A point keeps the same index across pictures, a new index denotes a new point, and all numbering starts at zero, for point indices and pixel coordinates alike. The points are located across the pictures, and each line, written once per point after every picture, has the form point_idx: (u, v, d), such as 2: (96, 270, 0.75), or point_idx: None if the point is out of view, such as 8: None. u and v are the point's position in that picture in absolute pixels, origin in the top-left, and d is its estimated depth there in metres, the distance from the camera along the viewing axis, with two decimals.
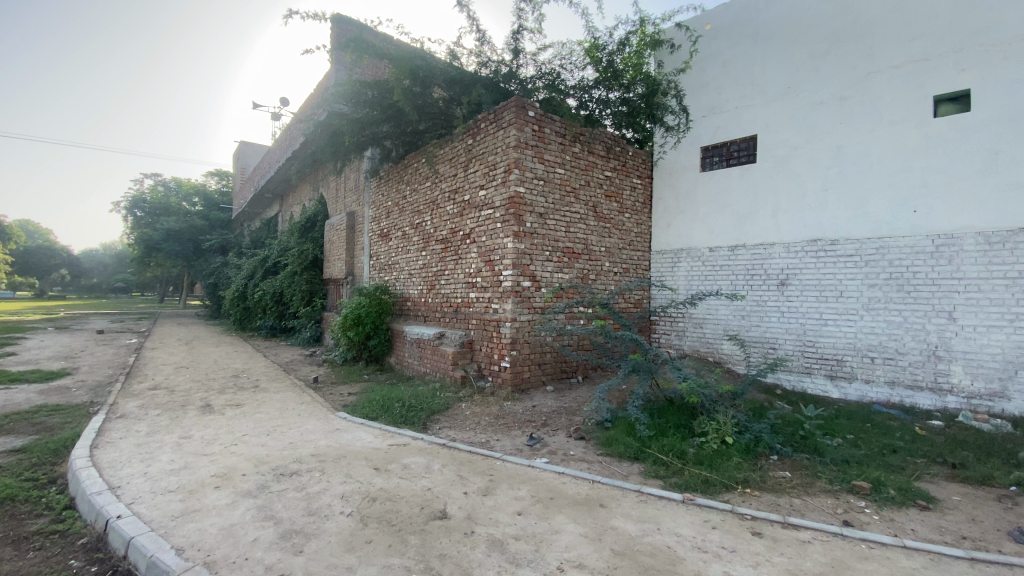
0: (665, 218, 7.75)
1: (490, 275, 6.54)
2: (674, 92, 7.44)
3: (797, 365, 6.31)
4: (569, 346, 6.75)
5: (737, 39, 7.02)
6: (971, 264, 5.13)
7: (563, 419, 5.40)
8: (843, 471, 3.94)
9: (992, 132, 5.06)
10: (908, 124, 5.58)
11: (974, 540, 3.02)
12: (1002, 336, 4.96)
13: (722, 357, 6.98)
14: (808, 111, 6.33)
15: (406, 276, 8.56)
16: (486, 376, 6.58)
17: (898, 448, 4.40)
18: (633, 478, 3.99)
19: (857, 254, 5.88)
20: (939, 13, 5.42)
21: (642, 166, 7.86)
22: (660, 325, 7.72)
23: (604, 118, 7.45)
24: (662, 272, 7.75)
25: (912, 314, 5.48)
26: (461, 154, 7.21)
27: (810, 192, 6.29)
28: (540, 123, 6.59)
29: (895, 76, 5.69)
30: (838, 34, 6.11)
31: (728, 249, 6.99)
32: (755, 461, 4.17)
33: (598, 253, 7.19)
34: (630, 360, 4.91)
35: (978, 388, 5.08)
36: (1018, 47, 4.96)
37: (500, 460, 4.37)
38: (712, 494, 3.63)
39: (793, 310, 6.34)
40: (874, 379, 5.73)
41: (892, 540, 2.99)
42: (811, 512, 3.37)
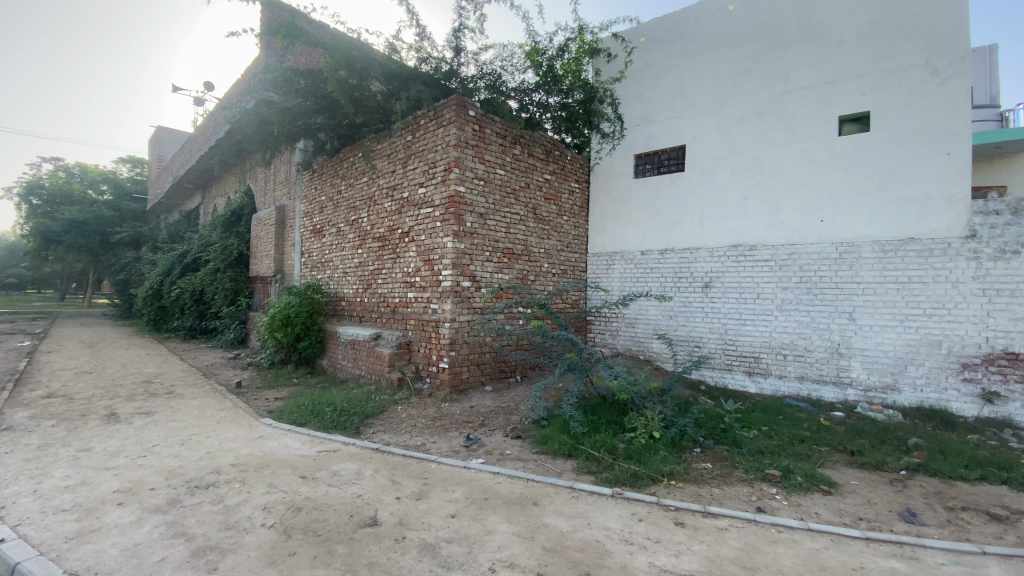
0: (601, 221, 7.99)
1: (428, 275, 6.44)
2: (610, 100, 7.72)
3: (719, 362, 6.71)
4: (508, 346, 6.79)
5: (669, 52, 7.36)
6: (868, 270, 5.69)
7: (500, 419, 5.41)
8: (757, 461, 4.23)
9: (886, 151, 5.65)
10: (817, 141, 6.09)
11: (868, 520, 3.34)
12: (893, 335, 5.54)
13: (652, 355, 7.29)
14: (732, 124, 6.75)
15: (340, 274, 8.24)
16: (424, 377, 6.47)
17: (806, 438, 4.79)
18: (566, 475, 4.06)
19: (772, 259, 6.34)
20: (844, 41, 5.97)
21: (580, 171, 8.07)
22: (595, 325, 7.94)
23: (544, 122, 7.55)
24: (598, 273, 7.98)
25: (819, 315, 5.98)
26: (400, 150, 7.06)
27: (732, 200, 6.70)
28: (480, 123, 6.56)
29: (807, 96, 6.19)
30: (758, 55, 6.57)
31: (659, 252, 7.31)
32: (680, 454, 4.38)
33: (537, 253, 7.28)
34: (566, 359, 4.99)
35: (873, 381, 5.65)
36: (910, 75, 5.54)
37: (434, 463, 4.31)
38: (640, 488, 3.78)
39: (716, 310, 6.74)
40: (785, 375, 6.20)
41: (798, 523, 3.25)
42: (729, 501, 3.59)
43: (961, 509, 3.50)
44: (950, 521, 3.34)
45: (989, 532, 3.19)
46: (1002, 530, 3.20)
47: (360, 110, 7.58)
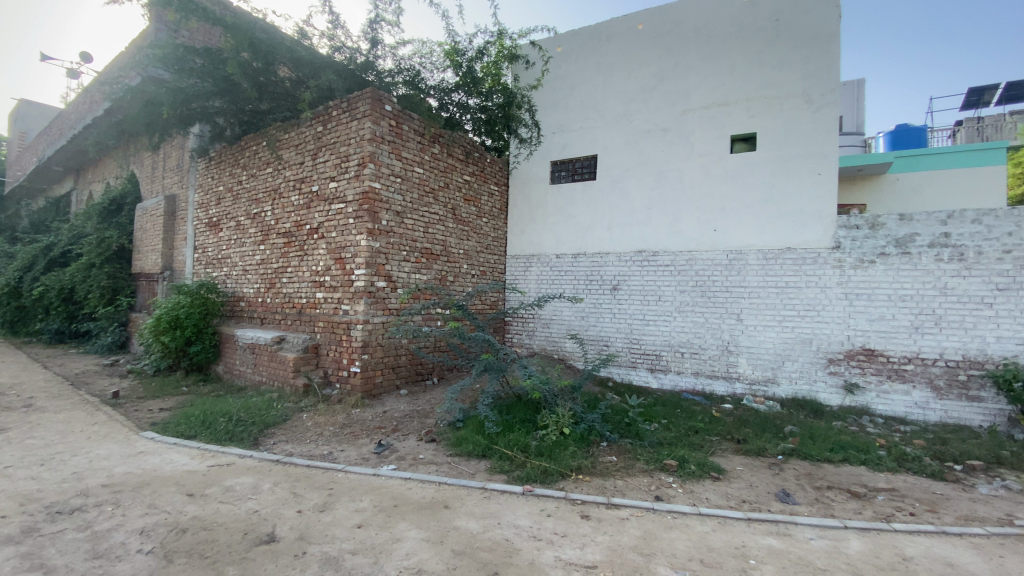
0: (519, 224, 8.12)
1: (339, 274, 6.15)
2: (528, 107, 7.87)
3: (626, 360, 7.09)
4: (424, 348, 6.68)
5: (583, 64, 7.66)
6: (754, 276, 6.32)
7: (414, 423, 5.30)
8: (657, 452, 4.52)
9: (770, 169, 6.30)
10: (713, 157, 6.65)
11: (750, 502, 3.70)
12: (773, 334, 6.19)
13: (565, 355, 7.53)
14: (639, 137, 7.17)
15: (240, 271, 7.62)
16: (333, 383, 6.19)
17: (700, 429, 5.21)
18: (479, 476, 4.07)
19: (673, 264, 6.82)
20: (736, 67, 6.58)
21: (499, 174, 8.14)
22: (512, 325, 8.05)
23: (463, 122, 7.59)
24: (515, 274, 8.10)
25: (712, 316, 6.54)
26: (309, 141, 6.68)
27: (639, 208, 7.12)
28: (397, 119, 6.38)
29: (704, 115, 6.75)
30: (662, 73, 7.05)
31: (573, 256, 7.58)
32: (588, 449, 4.56)
33: (456, 254, 7.23)
34: (482, 360, 5.00)
35: (757, 375, 6.27)
36: (791, 102, 6.22)
37: (341, 472, 4.12)
38: (550, 484, 3.89)
39: (623, 312, 7.12)
40: (683, 371, 6.70)
41: (690, 509, 3.53)
42: (631, 491, 3.81)
43: (827, 488, 3.98)
44: (817, 499, 3.79)
45: (848, 507, 3.65)
46: (859, 505, 3.67)
47: (265, 96, 7.08)
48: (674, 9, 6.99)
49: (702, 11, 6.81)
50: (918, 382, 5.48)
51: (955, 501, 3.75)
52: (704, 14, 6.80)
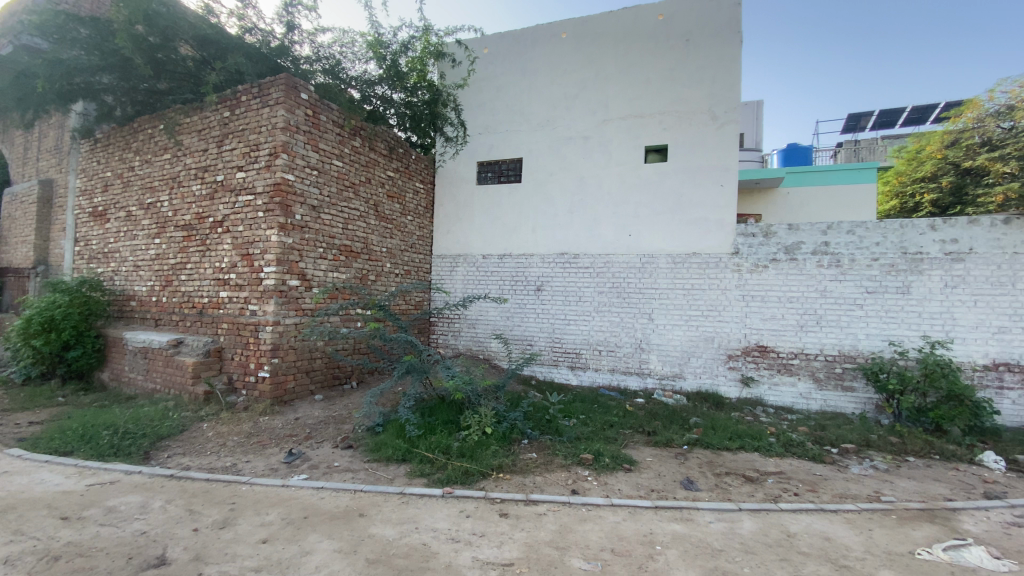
0: (445, 224, 8.05)
1: (247, 271, 5.75)
2: (453, 105, 7.79)
3: (547, 358, 7.26)
4: (343, 351, 6.42)
5: (509, 67, 7.74)
6: (664, 278, 6.73)
7: (329, 430, 5.07)
8: (575, 446, 4.68)
9: (679, 178, 6.74)
10: (629, 165, 7.00)
11: (658, 491, 3.94)
12: (681, 332, 6.63)
13: (490, 355, 7.57)
14: (562, 143, 7.38)
15: (130, 267, 6.88)
16: (238, 390, 5.77)
17: (614, 423, 5.46)
18: (398, 480, 3.98)
19: (592, 266, 7.09)
20: (651, 81, 6.97)
21: (424, 171, 8.00)
22: (437, 326, 7.96)
23: (388, 116, 7.46)
24: (440, 274, 8.01)
25: (627, 315, 6.88)
26: (214, 127, 6.18)
27: (561, 212, 7.32)
28: (314, 109, 6.08)
29: (622, 125, 7.08)
30: (584, 82, 7.30)
31: (498, 257, 7.63)
32: (509, 447, 4.62)
33: (378, 253, 7.02)
34: (404, 362, 4.88)
35: (666, 371, 6.69)
36: (698, 118, 6.70)
37: (246, 485, 3.85)
38: (470, 484, 3.89)
39: (546, 312, 7.28)
40: (601, 368, 6.99)
41: (604, 500, 3.69)
42: (549, 487, 3.91)
43: (725, 474, 4.33)
44: (717, 485, 4.11)
45: (743, 490, 3.99)
46: (752, 489, 4.03)
47: (163, 74, 6.45)
48: (596, 21, 7.26)
49: (622, 25, 7.13)
50: (802, 374, 6.11)
51: (831, 480, 4.23)
52: (623, 28, 7.12)
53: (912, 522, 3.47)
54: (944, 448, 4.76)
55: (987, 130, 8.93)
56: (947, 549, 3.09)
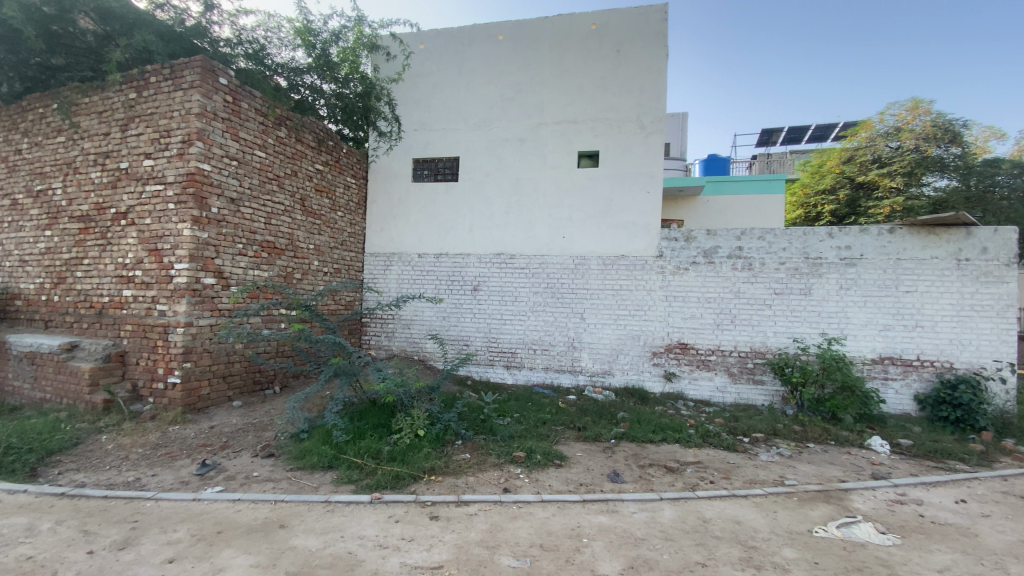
0: (378, 221, 7.83)
1: (155, 268, 5.29)
2: (387, 99, 7.54)
3: (483, 358, 7.28)
4: (264, 353, 6.05)
5: (446, 64, 7.66)
6: (596, 279, 6.95)
7: (248, 438, 4.78)
8: (508, 445, 4.72)
9: (610, 184, 7.00)
10: (563, 169, 7.17)
11: (586, 485, 4.07)
12: (610, 330, 6.89)
13: (425, 355, 7.47)
14: (498, 144, 7.42)
15: (15, 261, 6.11)
16: (145, 398, 5.30)
17: (547, 420, 5.58)
18: (324, 489, 3.82)
19: (528, 266, 7.19)
20: (585, 87, 7.16)
21: (356, 166, 7.74)
22: (369, 326, 7.73)
23: (317, 107, 7.11)
24: (373, 273, 7.78)
25: (561, 315, 7.04)
26: (119, 109, 5.63)
27: (497, 213, 7.36)
28: (234, 96, 5.69)
29: (556, 129, 7.23)
30: (520, 85, 7.38)
31: (433, 256, 7.54)
32: (442, 449, 4.57)
33: (305, 250, 6.71)
34: (331, 365, 4.67)
35: (596, 368, 6.92)
36: (627, 126, 6.98)
37: (151, 501, 3.54)
38: (400, 489, 3.81)
39: (482, 311, 7.29)
40: (535, 367, 7.11)
41: (534, 497, 3.75)
42: (481, 486, 3.92)
43: (649, 466, 4.55)
44: (641, 476, 4.31)
45: (665, 481, 4.22)
46: (673, 478, 4.27)
47: (58, 49, 5.78)
48: (533, 25, 7.36)
49: (557, 31, 7.28)
50: (719, 369, 6.55)
51: (743, 468, 4.57)
52: (558, 34, 7.27)
53: (811, 503, 3.82)
54: (838, 434, 5.28)
55: (877, 148, 10.31)
56: (840, 526, 3.43)
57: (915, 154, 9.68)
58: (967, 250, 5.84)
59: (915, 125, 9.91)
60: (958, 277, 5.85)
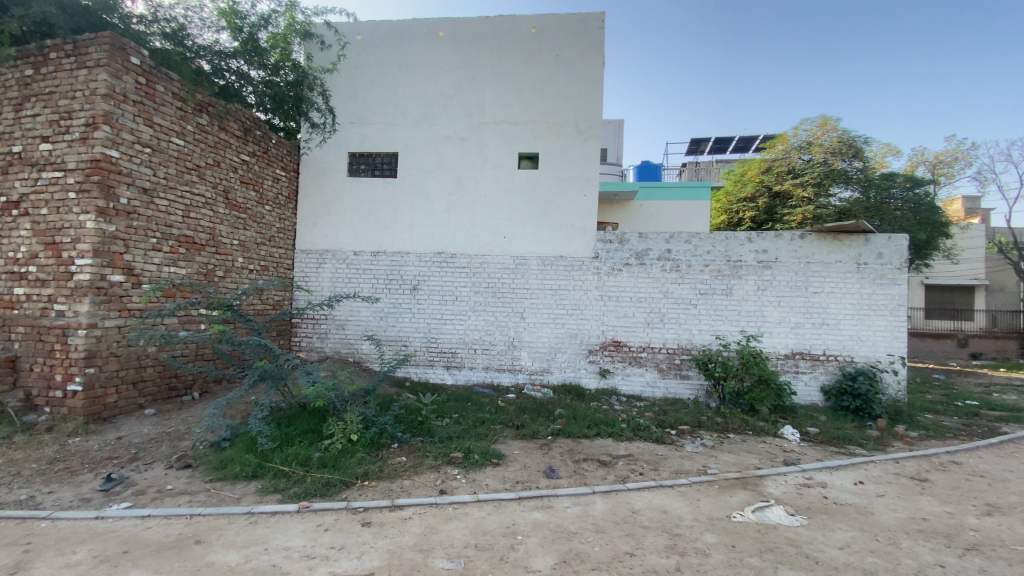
0: (310, 217, 7.49)
1: (52, 263, 4.77)
2: (321, 90, 7.24)
3: (422, 358, 7.17)
4: (180, 357, 5.66)
5: (384, 57, 7.47)
6: (536, 278, 7.05)
7: (162, 449, 4.42)
8: (445, 446, 4.68)
9: (549, 186, 7.12)
10: (503, 169, 7.21)
11: (522, 482, 4.11)
12: (549, 329, 7.01)
13: (360, 357, 7.25)
14: (438, 142, 7.33)
15: None
16: (40, 408, 4.76)
17: (485, 419, 5.58)
18: (246, 500, 3.61)
19: (468, 266, 7.16)
20: (524, 89, 7.24)
21: (287, 158, 7.35)
22: (300, 327, 7.38)
23: (244, 94, 6.72)
24: (305, 271, 7.44)
25: (501, 314, 7.08)
26: (10, 85, 5.03)
27: (437, 211, 7.27)
28: (148, 77, 5.24)
29: (497, 129, 7.26)
30: (461, 83, 7.33)
31: (370, 254, 7.32)
32: (376, 453, 4.45)
33: (228, 245, 6.29)
34: (256, 369, 4.39)
35: (535, 366, 7.02)
36: (566, 130, 7.14)
37: (45, 522, 3.18)
38: (331, 496, 3.67)
39: (421, 311, 7.18)
40: (475, 366, 7.10)
41: (470, 498, 3.74)
42: (416, 489, 3.85)
43: (583, 460, 4.68)
44: (575, 471, 4.42)
45: (598, 474, 4.35)
46: (606, 472, 4.41)
47: None
48: (473, 24, 7.34)
49: (498, 32, 7.30)
50: (649, 366, 6.84)
51: (670, 459, 4.81)
52: (499, 35, 7.29)
53: (730, 490, 4.09)
54: (755, 425, 5.68)
55: (792, 160, 11.16)
56: (755, 511, 3.69)
57: (824, 166, 10.60)
58: (865, 255, 6.47)
59: (824, 140, 10.85)
60: (858, 280, 6.47)
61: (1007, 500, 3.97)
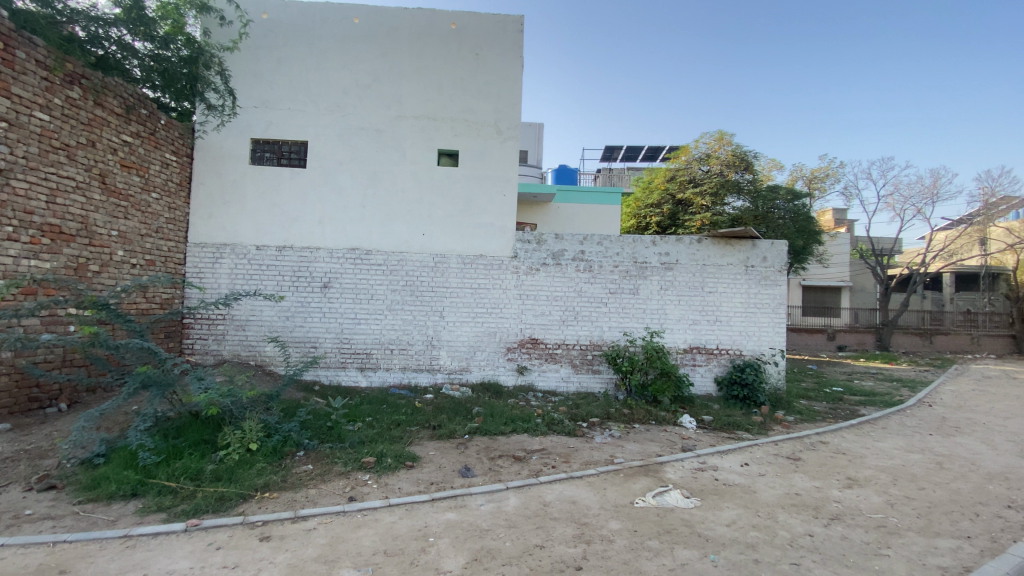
0: (205, 207, 6.85)
1: None
2: (219, 68, 6.64)
3: (334, 360, 6.85)
4: (43, 364, 4.94)
5: (293, 40, 7.02)
6: (455, 277, 7.01)
7: (18, 470, 3.83)
8: (356, 451, 4.51)
9: (468, 184, 7.11)
10: (422, 165, 7.08)
11: (437, 483, 4.08)
12: (468, 327, 7.00)
13: (264, 360, 6.77)
14: (353, 133, 7.03)
15: None
16: None
17: (401, 421, 5.46)
18: (123, 521, 3.23)
19: (384, 264, 6.95)
20: (444, 85, 7.16)
21: (178, 141, 6.63)
22: (193, 328, 6.73)
23: (127, 66, 5.91)
24: (199, 266, 6.80)
25: (419, 313, 6.96)
26: None
27: (351, 206, 6.97)
28: (4, 40, 4.52)
29: (415, 124, 7.11)
30: (378, 73, 7.09)
31: (276, 249, 6.85)
32: (279, 462, 4.18)
33: (104, 236, 5.58)
34: (137, 375, 3.96)
35: (453, 366, 6.99)
36: (485, 130, 7.17)
37: None
38: (225, 511, 3.40)
39: (333, 310, 6.86)
40: (391, 367, 6.92)
41: (380, 503, 3.64)
42: (324, 498, 3.68)
43: (498, 457, 4.74)
44: (490, 468, 4.46)
45: (512, 470, 4.43)
46: (520, 467, 4.51)
47: None
48: (390, 14, 7.12)
49: (416, 25, 7.14)
50: (564, 362, 7.08)
51: (581, 451, 5.01)
52: (418, 28, 7.14)
53: (634, 478, 4.34)
54: (658, 415, 6.09)
55: (692, 170, 12.08)
56: (655, 496, 3.95)
57: (720, 177, 11.59)
58: (752, 259, 7.16)
59: (720, 154, 11.88)
60: (746, 281, 7.15)
61: (864, 473, 4.60)
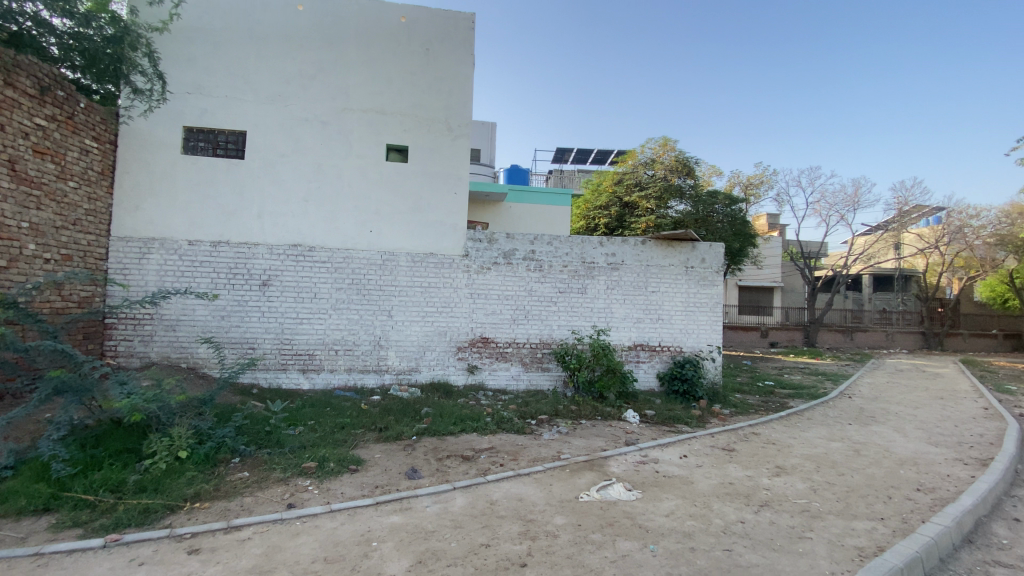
0: (131, 198, 6.38)
1: None
2: (147, 50, 6.17)
3: (274, 362, 6.57)
4: None
5: (231, 24, 6.66)
6: (404, 276, 6.90)
7: None
8: (297, 456, 4.34)
9: (418, 181, 7.01)
10: (369, 160, 6.91)
11: (382, 486, 4.00)
12: (417, 327, 6.91)
13: (196, 362, 6.40)
14: (295, 124, 6.76)
15: None
16: None
17: (346, 424, 5.32)
18: (32, 539, 2.97)
19: (329, 261, 6.73)
20: (393, 79, 7.01)
21: (100, 126, 6.13)
22: (116, 328, 6.26)
23: (43, 44, 5.43)
24: (123, 262, 6.32)
25: (366, 313, 6.79)
26: None
27: (293, 200, 6.71)
28: None
29: (362, 118, 6.92)
30: (323, 64, 6.85)
31: (210, 244, 6.49)
32: (212, 470, 3.97)
33: (12, 228, 5.08)
34: (49, 381, 3.62)
35: (402, 366, 6.88)
36: (435, 126, 7.09)
37: None
38: (151, 524, 3.19)
39: (273, 310, 6.58)
40: (335, 368, 6.71)
41: (321, 509, 3.53)
42: (260, 506, 3.52)
43: (446, 457, 4.71)
44: (438, 469, 4.44)
45: (460, 470, 4.43)
46: (468, 467, 4.50)
47: None
48: (336, 4, 6.90)
49: (363, 17, 6.96)
50: (514, 360, 7.13)
51: (529, 448, 5.07)
52: (365, 19, 6.97)
53: (579, 473, 4.45)
54: (603, 412, 6.25)
55: (638, 174, 12.48)
56: (599, 490, 4.06)
57: (663, 181, 12.03)
58: (692, 260, 7.50)
59: (665, 158, 12.34)
60: (686, 281, 7.48)
61: (791, 462, 4.94)
